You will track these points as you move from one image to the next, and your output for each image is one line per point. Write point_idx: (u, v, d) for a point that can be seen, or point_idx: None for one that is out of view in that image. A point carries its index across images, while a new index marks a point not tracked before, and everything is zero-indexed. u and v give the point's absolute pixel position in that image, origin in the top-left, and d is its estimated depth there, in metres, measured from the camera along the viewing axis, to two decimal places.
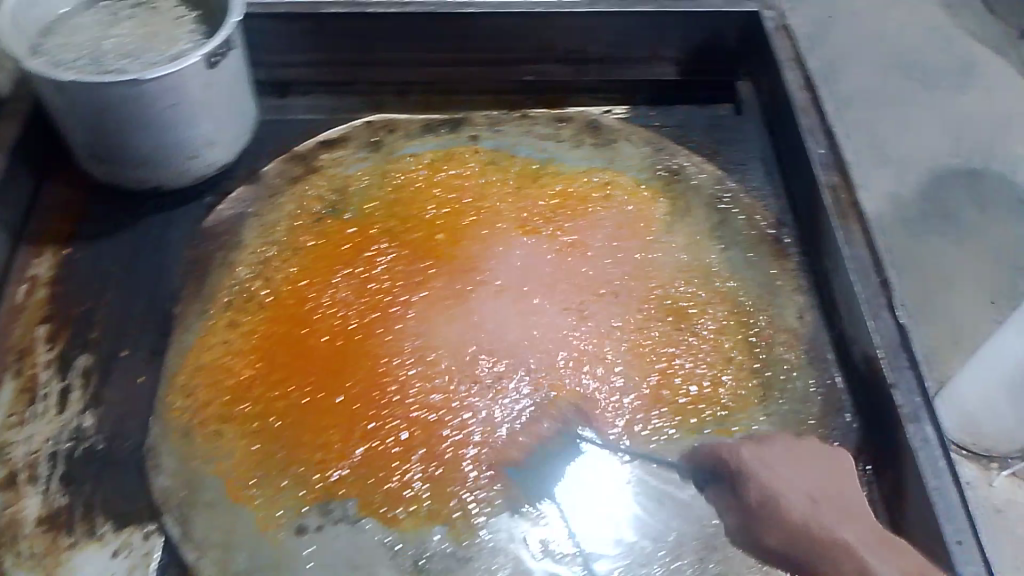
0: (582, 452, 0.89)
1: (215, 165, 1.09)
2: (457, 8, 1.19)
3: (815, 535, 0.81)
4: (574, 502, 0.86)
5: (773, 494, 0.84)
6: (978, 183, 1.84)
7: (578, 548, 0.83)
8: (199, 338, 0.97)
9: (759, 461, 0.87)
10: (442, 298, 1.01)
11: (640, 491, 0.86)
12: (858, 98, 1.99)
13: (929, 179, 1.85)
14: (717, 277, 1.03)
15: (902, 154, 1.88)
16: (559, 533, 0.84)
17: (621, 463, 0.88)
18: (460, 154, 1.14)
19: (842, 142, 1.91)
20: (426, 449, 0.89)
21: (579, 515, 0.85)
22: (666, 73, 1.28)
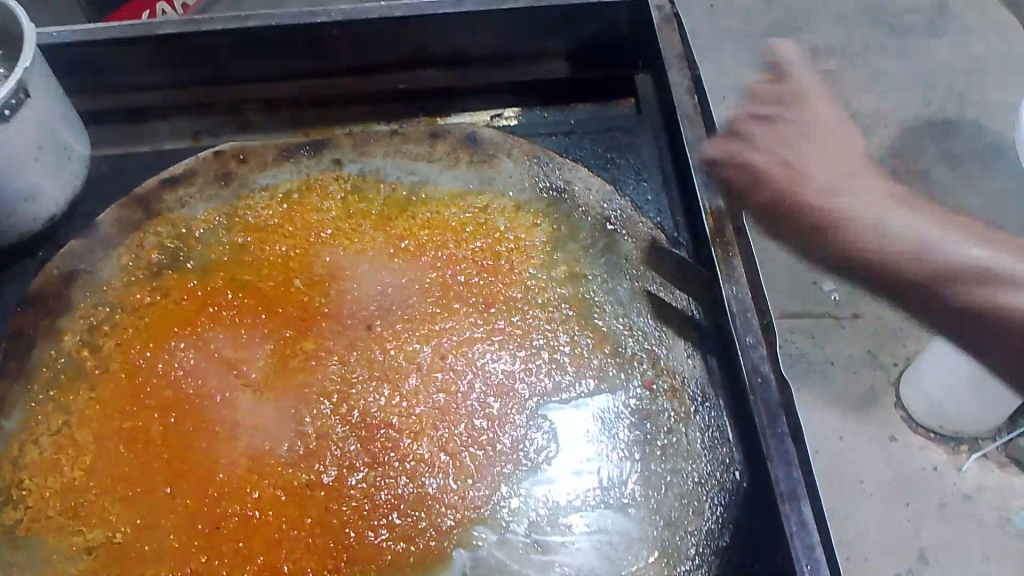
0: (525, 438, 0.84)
1: (42, 219, 0.98)
2: (305, 18, 1.07)
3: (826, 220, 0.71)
4: (526, 462, 0.83)
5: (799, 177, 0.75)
6: (957, 128, 1.48)
7: (508, 511, 0.81)
8: (18, 424, 0.86)
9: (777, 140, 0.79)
10: (288, 357, 0.89)
11: (582, 469, 0.83)
12: (816, 39, 1.59)
13: (901, 133, 1.47)
14: (599, 313, 0.93)
15: (866, 105, 1.50)
16: (500, 495, 0.81)
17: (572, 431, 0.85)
18: (322, 183, 1.03)
19: None
20: (265, 559, 0.78)
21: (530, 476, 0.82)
22: (556, 71, 1.16)
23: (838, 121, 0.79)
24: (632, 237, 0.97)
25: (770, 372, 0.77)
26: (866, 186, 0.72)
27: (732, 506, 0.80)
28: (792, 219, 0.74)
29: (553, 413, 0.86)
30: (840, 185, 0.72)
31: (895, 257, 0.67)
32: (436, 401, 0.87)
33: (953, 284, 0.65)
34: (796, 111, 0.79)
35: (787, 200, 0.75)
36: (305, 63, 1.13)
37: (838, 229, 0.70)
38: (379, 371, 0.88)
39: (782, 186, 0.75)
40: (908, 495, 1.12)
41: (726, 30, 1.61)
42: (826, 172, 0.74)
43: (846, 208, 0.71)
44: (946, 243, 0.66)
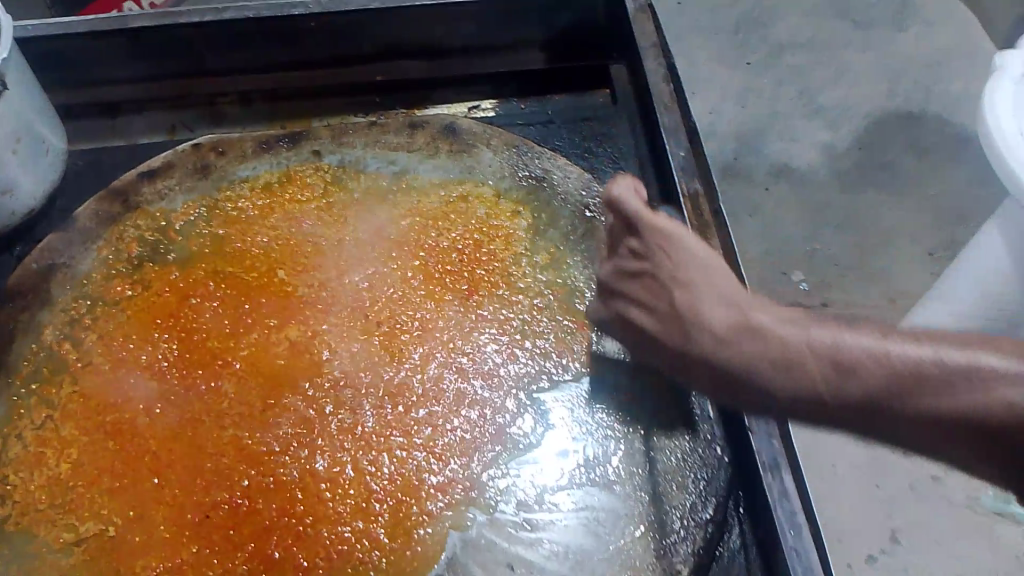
0: (512, 419, 0.86)
1: (20, 213, 0.97)
2: (282, 10, 1.07)
3: (761, 367, 0.58)
4: (515, 443, 0.84)
5: (683, 318, 0.64)
6: (924, 116, 1.51)
7: (496, 490, 0.81)
8: (1, 418, 0.85)
9: (646, 288, 0.70)
10: (272, 346, 0.89)
11: (568, 449, 0.84)
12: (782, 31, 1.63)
13: (870, 123, 1.49)
14: (581, 298, 0.94)
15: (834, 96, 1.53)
16: (490, 475, 0.82)
17: (556, 412, 0.86)
18: (301, 174, 1.04)
19: (764, 85, 1.56)
20: (256, 545, 0.78)
21: (519, 456, 0.84)
22: (533, 61, 1.17)
23: (701, 259, 0.67)
24: None
25: None
26: (729, 305, 0.62)
27: (715, 481, 0.82)
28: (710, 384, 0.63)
29: (538, 395, 0.87)
30: (730, 340, 0.60)
31: (837, 398, 0.54)
32: (421, 388, 0.87)
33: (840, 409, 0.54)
34: (661, 274, 0.68)
35: (676, 354, 0.64)
36: (283, 55, 1.14)
37: (748, 376, 0.58)
38: (365, 359, 0.89)
39: (661, 335, 0.66)
40: (881, 478, 1.14)
41: (695, 26, 1.64)
42: (706, 304, 0.63)
43: (712, 350, 0.61)
44: (887, 344, 0.54)
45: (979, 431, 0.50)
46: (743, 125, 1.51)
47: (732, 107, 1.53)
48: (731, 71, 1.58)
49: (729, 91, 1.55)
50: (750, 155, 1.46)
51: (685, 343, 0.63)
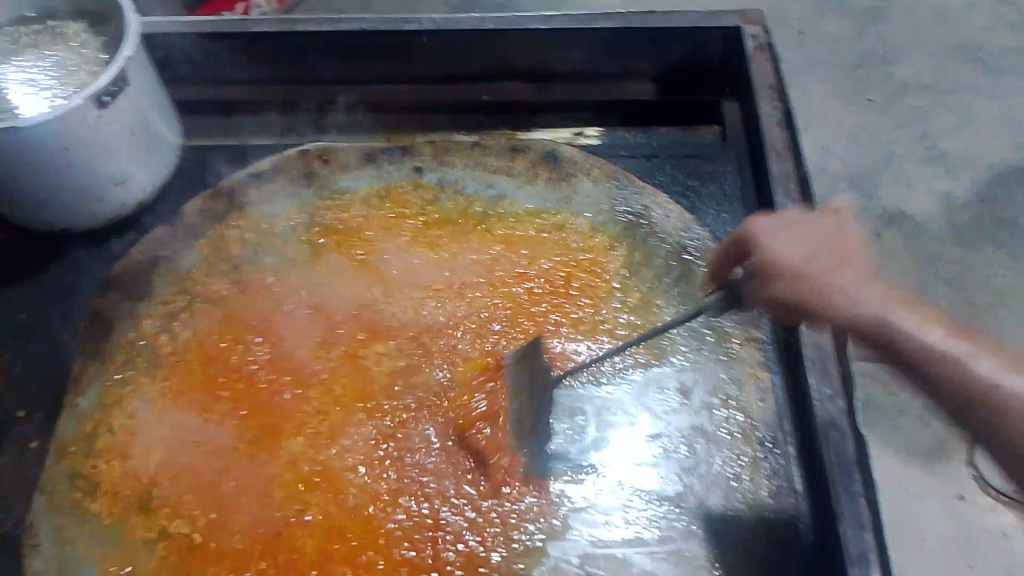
0: (582, 473, 0.83)
1: (130, 204, 1.00)
2: (394, 26, 1.06)
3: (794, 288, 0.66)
4: (574, 506, 0.81)
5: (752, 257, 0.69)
6: None
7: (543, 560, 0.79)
8: (93, 403, 0.88)
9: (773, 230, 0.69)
10: (362, 360, 0.91)
11: (642, 507, 0.81)
12: (908, 56, 1.55)
13: (995, 171, 1.39)
14: (670, 346, 0.91)
15: (962, 135, 1.44)
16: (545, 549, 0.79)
17: (632, 466, 0.83)
18: (401, 191, 1.04)
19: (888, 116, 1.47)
20: (317, 572, 0.78)
21: (576, 523, 0.80)
22: (640, 93, 1.13)
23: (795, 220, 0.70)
24: (708, 268, 0.96)
25: (846, 425, 0.76)
26: (892, 293, 0.64)
27: (795, 560, 0.78)
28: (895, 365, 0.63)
29: (609, 435, 0.85)
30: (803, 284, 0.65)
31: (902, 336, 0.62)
32: (494, 421, 0.86)
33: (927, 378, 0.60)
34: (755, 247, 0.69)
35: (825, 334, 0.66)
36: (391, 71, 1.12)
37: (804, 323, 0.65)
38: (448, 381, 0.89)
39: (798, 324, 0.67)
40: (972, 558, 1.07)
41: (815, 55, 1.56)
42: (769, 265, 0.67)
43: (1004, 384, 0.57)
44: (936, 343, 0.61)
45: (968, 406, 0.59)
46: (853, 163, 1.41)
47: (844, 147, 1.43)
48: (846, 107, 1.48)
49: (840, 130, 1.45)
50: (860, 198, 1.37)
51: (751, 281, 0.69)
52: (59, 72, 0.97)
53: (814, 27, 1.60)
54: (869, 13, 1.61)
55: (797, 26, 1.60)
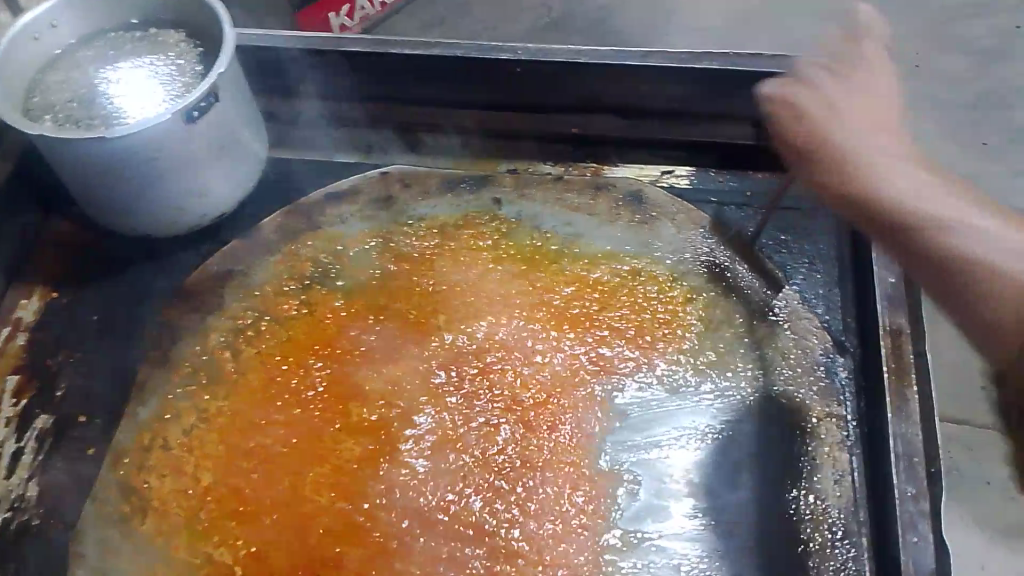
0: (637, 544, 0.79)
1: (211, 216, 1.00)
2: (488, 52, 1.03)
3: (819, 158, 0.77)
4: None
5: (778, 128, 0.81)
6: None
7: None
8: (152, 413, 0.88)
9: (798, 93, 0.81)
10: (420, 396, 0.88)
11: None
12: None
13: None
14: (743, 415, 0.85)
15: None
16: None
17: (689, 540, 0.79)
18: (477, 222, 1.01)
19: (1006, 165, 1.37)
20: None
21: None
22: (739, 135, 1.06)
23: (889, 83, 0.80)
24: (795, 332, 0.89)
25: (928, 531, 0.70)
26: (896, 175, 0.72)
27: None
28: (865, 220, 0.73)
29: (667, 503, 0.80)
30: (862, 142, 0.75)
31: (931, 229, 0.68)
32: (546, 473, 0.83)
33: (891, 222, 0.71)
34: (854, 83, 0.80)
35: (811, 142, 0.78)
36: (479, 97, 1.10)
37: (853, 176, 0.74)
38: (503, 427, 0.86)
39: (811, 120, 0.79)
40: None
41: (931, 93, 1.46)
42: (835, 128, 0.77)
43: (968, 255, 0.66)
44: (943, 220, 0.68)
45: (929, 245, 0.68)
46: None
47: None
48: (960, 151, 1.39)
49: (953, 173, 1.36)
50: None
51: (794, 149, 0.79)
52: (154, 81, 0.98)
53: (934, 65, 1.50)
54: (993, 54, 1.51)
55: (914, 60, 1.51)
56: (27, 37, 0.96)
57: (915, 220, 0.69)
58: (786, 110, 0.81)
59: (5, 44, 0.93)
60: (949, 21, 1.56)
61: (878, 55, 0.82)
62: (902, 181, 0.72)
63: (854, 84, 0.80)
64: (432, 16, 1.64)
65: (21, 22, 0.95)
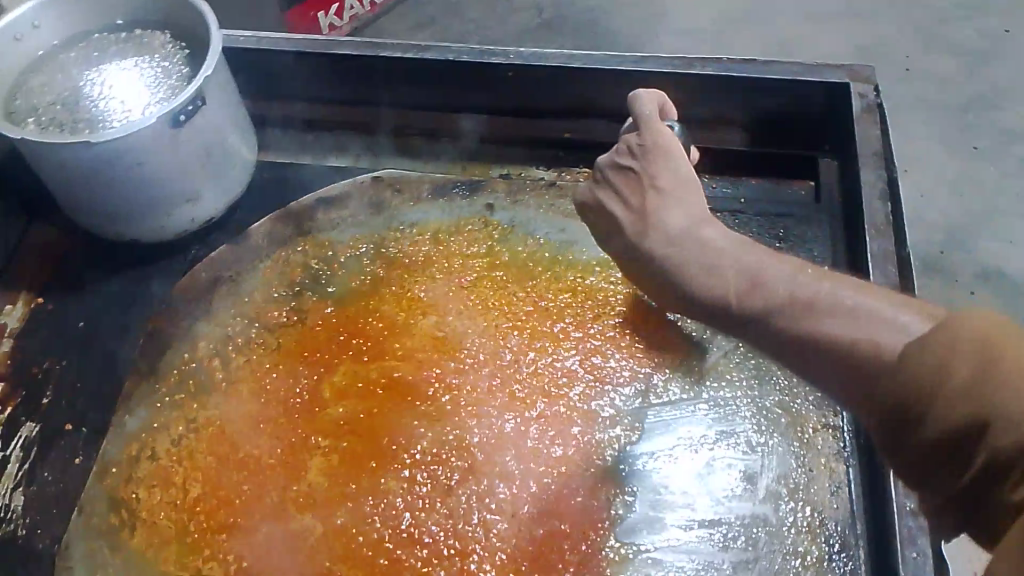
0: (634, 557, 0.78)
1: (199, 221, 0.99)
2: (479, 57, 1.02)
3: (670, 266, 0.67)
4: None
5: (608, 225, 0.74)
6: None
7: None
8: (140, 423, 0.87)
9: (612, 182, 0.74)
10: (411, 405, 0.87)
11: None
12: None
13: None
14: (739, 425, 0.84)
15: None
16: None
17: (685, 552, 0.78)
18: (470, 228, 1.00)
19: (996, 166, 1.37)
20: None
21: None
22: (729, 141, 1.06)
23: (684, 161, 0.76)
24: None
25: (928, 546, 0.69)
26: (768, 293, 0.60)
27: None
28: (723, 325, 0.64)
29: (662, 515, 0.80)
30: (682, 241, 0.67)
31: (812, 338, 0.57)
32: (542, 484, 0.82)
33: (743, 315, 0.61)
34: (648, 158, 0.73)
35: (636, 250, 0.70)
36: (471, 100, 1.08)
37: (685, 281, 0.65)
38: (496, 438, 0.85)
39: (629, 227, 0.71)
40: None
41: (920, 96, 1.46)
42: (661, 236, 0.68)
43: (828, 327, 0.56)
44: (821, 318, 0.57)
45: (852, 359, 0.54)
46: (952, 216, 1.31)
47: (946, 196, 1.33)
48: (950, 153, 1.39)
49: (943, 175, 1.36)
50: (956, 252, 1.27)
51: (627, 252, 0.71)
52: (140, 83, 0.96)
53: (923, 68, 1.50)
54: (982, 56, 1.51)
55: (903, 63, 1.51)
56: (9, 37, 0.95)
57: (797, 326, 0.58)
58: (607, 223, 0.74)
59: None
60: (938, 23, 1.57)
61: (664, 124, 0.76)
62: (733, 269, 0.63)
63: (668, 165, 0.72)
64: (421, 15, 1.63)
65: (4, 21, 0.94)
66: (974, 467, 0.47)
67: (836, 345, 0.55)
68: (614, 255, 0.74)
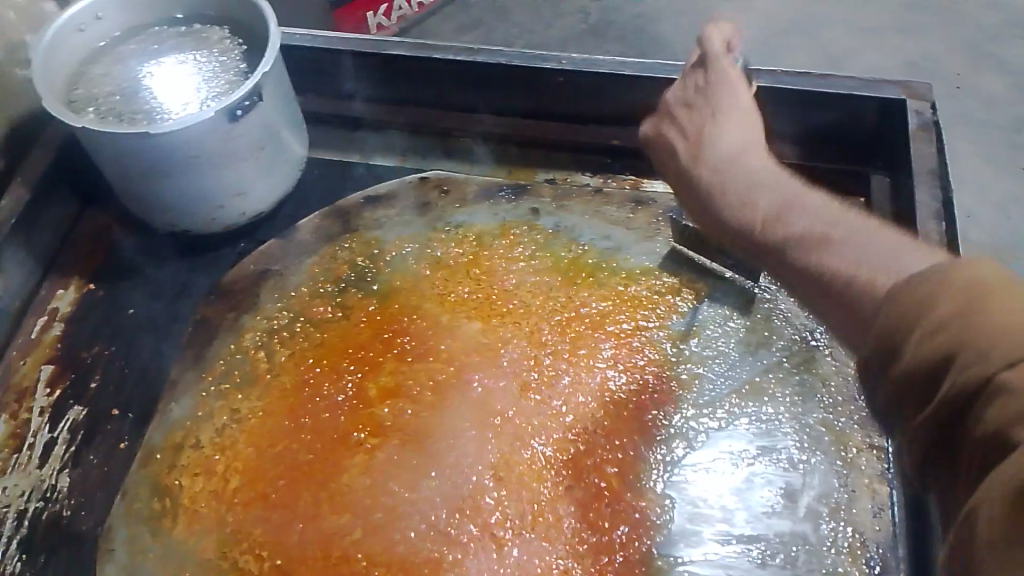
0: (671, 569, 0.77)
1: (249, 216, 1.00)
2: (531, 62, 1.03)
3: (711, 188, 0.70)
4: None
5: (661, 153, 0.78)
6: None
7: None
8: (185, 412, 0.89)
9: (674, 111, 0.79)
10: (453, 406, 0.88)
11: None
12: None
13: None
14: (781, 442, 0.83)
15: None
16: None
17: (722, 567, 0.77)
18: (515, 232, 1.00)
19: None
20: None
21: None
22: (781, 155, 1.05)
23: (747, 110, 0.76)
24: (834, 359, 0.88)
25: None
26: (792, 221, 0.61)
27: None
28: (749, 252, 0.65)
29: (700, 528, 0.79)
30: (730, 166, 0.70)
31: (815, 264, 0.57)
32: (579, 491, 0.82)
33: (763, 241, 0.62)
34: (708, 96, 0.77)
35: (685, 176, 0.73)
36: (521, 104, 1.09)
37: (724, 205, 0.67)
38: (535, 443, 0.85)
39: (683, 156, 0.75)
40: None
41: (971, 113, 1.44)
42: (711, 163, 0.71)
43: (832, 258, 0.56)
44: (823, 249, 0.57)
45: (853, 292, 0.53)
46: (1001, 236, 1.29)
47: (995, 216, 1.31)
48: (1000, 173, 1.36)
49: (989, 196, 1.33)
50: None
51: (675, 179, 0.75)
52: (198, 77, 0.97)
53: (973, 86, 1.48)
54: None
55: (954, 80, 1.49)
56: (73, 29, 0.97)
57: (803, 253, 0.58)
58: (662, 151, 0.78)
59: (50, 34, 0.94)
60: (989, 40, 1.54)
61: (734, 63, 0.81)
62: (767, 201, 0.64)
63: (734, 102, 0.76)
64: (468, 19, 1.63)
65: (69, 12, 0.96)
66: (936, 403, 0.42)
67: (837, 278, 0.54)
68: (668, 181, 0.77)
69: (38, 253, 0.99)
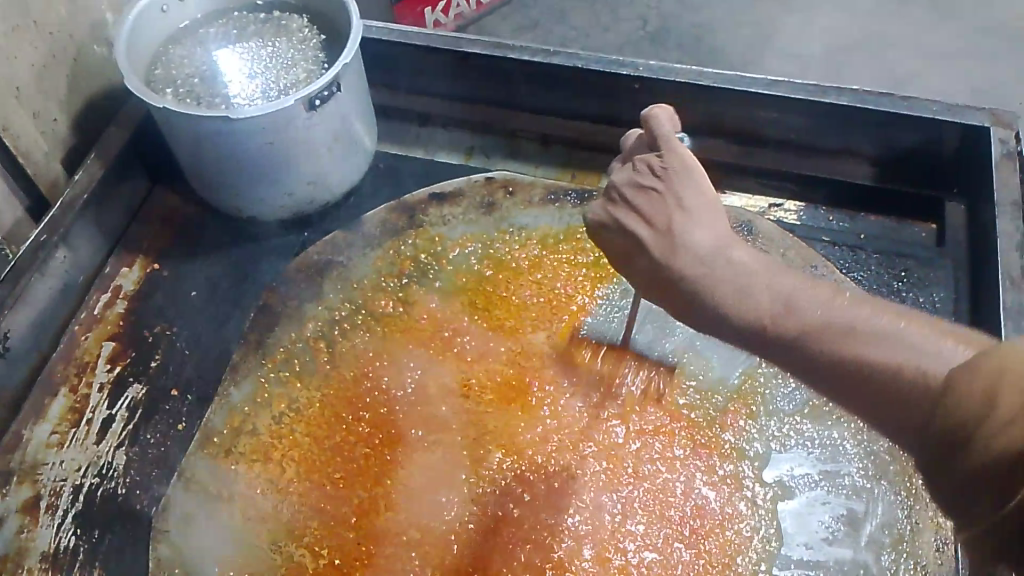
0: None
1: (316, 204, 1.00)
2: (608, 67, 1.02)
3: (698, 285, 0.61)
4: None
5: (637, 240, 0.66)
6: None
7: None
8: (245, 395, 0.89)
9: (640, 193, 0.67)
10: (512, 408, 0.87)
11: None
12: None
13: None
14: (845, 467, 0.82)
15: None
16: None
17: None
18: (580, 236, 0.99)
19: None
20: None
21: None
22: (855, 174, 1.03)
23: (696, 182, 0.65)
24: None
25: None
26: (807, 311, 0.56)
27: None
28: (755, 348, 0.58)
29: (756, 551, 0.78)
30: (712, 260, 0.61)
31: (852, 357, 0.53)
32: (635, 504, 0.81)
33: (777, 340, 0.56)
34: (670, 177, 0.66)
35: (660, 273, 0.64)
36: (591, 108, 1.07)
37: (715, 304, 0.59)
38: (592, 453, 0.84)
39: (653, 248, 0.64)
40: None
41: None
42: (688, 253, 0.62)
43: (872, 352, 0.52)
44: (861, 344, 0.53)
45: (903, 387, 0.50)
46: None
47: None
48: None
49: None
50: None
51: (651, 270, 0.65)
52: (276, 64, 0.98)
53: None
54: None
55: None
56: (155, 10, 0.97)
57: (834, 352, 0.53)
58: (625, 237, 0.67)
59: (134, 13, 0.94)
60: None
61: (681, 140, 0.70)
62: (766, 293, 0.58)
63: (687, 175, 0.66)
64: (526, 19, 1.63)
65: None
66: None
67: (876, 369, 0.51)
68: (638, 274, 0.67)
69: (107, 230, 1.00)
